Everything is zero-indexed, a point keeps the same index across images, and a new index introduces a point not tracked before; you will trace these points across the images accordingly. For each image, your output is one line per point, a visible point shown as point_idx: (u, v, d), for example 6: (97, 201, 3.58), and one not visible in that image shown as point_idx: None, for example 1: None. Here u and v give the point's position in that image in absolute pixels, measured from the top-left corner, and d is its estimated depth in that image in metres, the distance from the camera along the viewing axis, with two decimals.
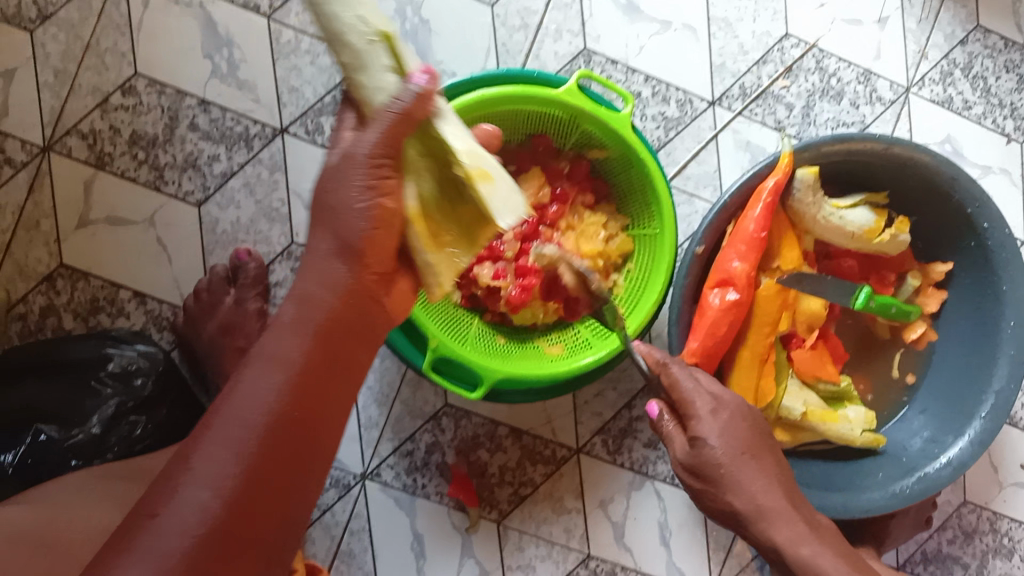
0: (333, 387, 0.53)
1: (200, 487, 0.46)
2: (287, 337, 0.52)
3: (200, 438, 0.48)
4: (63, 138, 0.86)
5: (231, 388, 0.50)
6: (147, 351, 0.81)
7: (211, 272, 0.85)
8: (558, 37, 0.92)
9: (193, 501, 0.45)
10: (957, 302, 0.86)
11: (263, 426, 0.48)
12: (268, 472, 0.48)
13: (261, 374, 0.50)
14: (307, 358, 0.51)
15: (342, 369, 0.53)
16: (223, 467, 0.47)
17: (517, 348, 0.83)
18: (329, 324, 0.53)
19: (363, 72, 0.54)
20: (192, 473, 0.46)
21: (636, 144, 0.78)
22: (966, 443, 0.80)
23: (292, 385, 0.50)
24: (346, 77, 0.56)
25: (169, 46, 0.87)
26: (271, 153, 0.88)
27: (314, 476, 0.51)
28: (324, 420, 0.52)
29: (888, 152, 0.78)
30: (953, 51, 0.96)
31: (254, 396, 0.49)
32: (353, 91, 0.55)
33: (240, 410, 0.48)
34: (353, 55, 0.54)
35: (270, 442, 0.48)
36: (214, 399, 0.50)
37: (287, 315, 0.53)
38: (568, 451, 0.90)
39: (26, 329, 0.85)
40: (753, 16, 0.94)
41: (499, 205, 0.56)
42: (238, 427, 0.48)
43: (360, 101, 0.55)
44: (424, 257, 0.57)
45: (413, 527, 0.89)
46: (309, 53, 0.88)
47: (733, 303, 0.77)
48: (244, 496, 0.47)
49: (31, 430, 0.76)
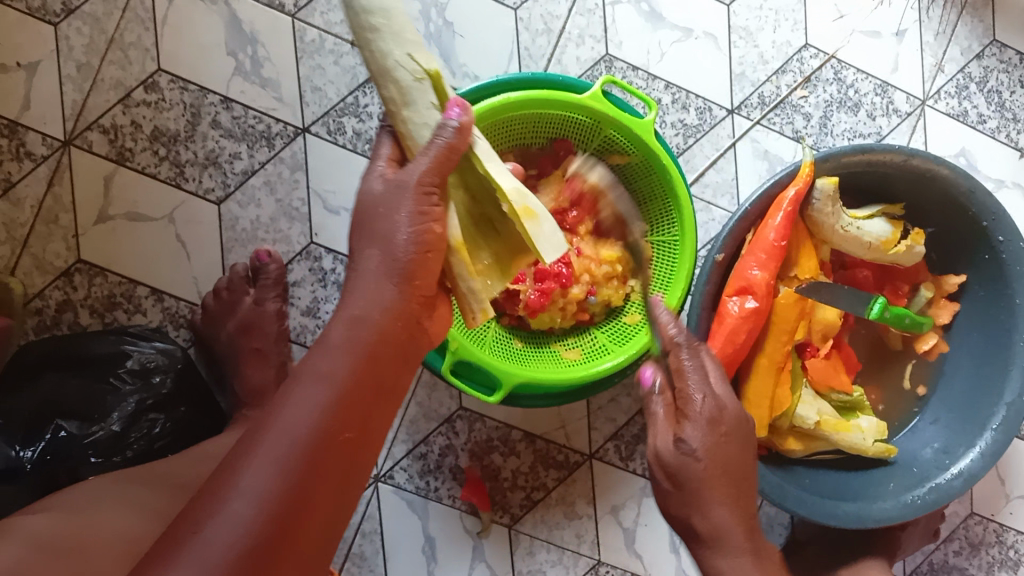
0: (374, 409, 0.54)
1: (245, 500, 0.45)
2: (336, 356, 0.53)
3: (245, 452, 0.48)
4: (84, 133, 0.86)
5: (277, 403, 0.50)
6: (165, 348, 0.82)
7: (232, 272, 0.85)
8: (580, 42, 0.93)
9: (239, 515, 0.45)
10: (969, 313, 0.86)
11: (310, 443, 0.48)
12: (311, 488, 0.48)
13: (310, 391, 0.50)
14: (355, 378, 0.52)
15: (385, 393, 0.55)
16: (268, 481, 0.46)
17: (534, 353, 0.83)
18: (377, 345, 0.54)
19: (409, 108, 0.59)
20: (238, 487, 0.46)
21: (658, 150, 0.78)
22: (978, 455, 0.80)
23: (339, 404, 0.51)
24: (390, 109, 0.60)
25: (194, 42, 0.87)
26: (292, 152, 0.88)
27: (350, 496, 0.51)
28: (365, 441, 0.53)
29: (907, 163, 0.78)
30: (969, 64, 0.97)
31: (302, 411, 0.49)
32: (397, 124, 0.60)
33: (288, 425, 0.48)
34: (400, 90, 0.59)
35: (316, 458, 0.48)
36: (260, 415, 0.50)
37: (336, 334, 0.54)
38: (581, 456, 0.90)
39: (42, 323, 0.85)
40: (773, 25, 0.95)
41: (544, 242, 0.60)
42: (286, 441, 0.48)
43: (404, 134, 0.60)
44: (468, 284, 0.61)
45: (425, 530, 0.89)
46: (332, 52, 0.88)
47: (752, 311, 0.77)
48: (288, 512, 0.46)
49: (50, 426, 0.76)
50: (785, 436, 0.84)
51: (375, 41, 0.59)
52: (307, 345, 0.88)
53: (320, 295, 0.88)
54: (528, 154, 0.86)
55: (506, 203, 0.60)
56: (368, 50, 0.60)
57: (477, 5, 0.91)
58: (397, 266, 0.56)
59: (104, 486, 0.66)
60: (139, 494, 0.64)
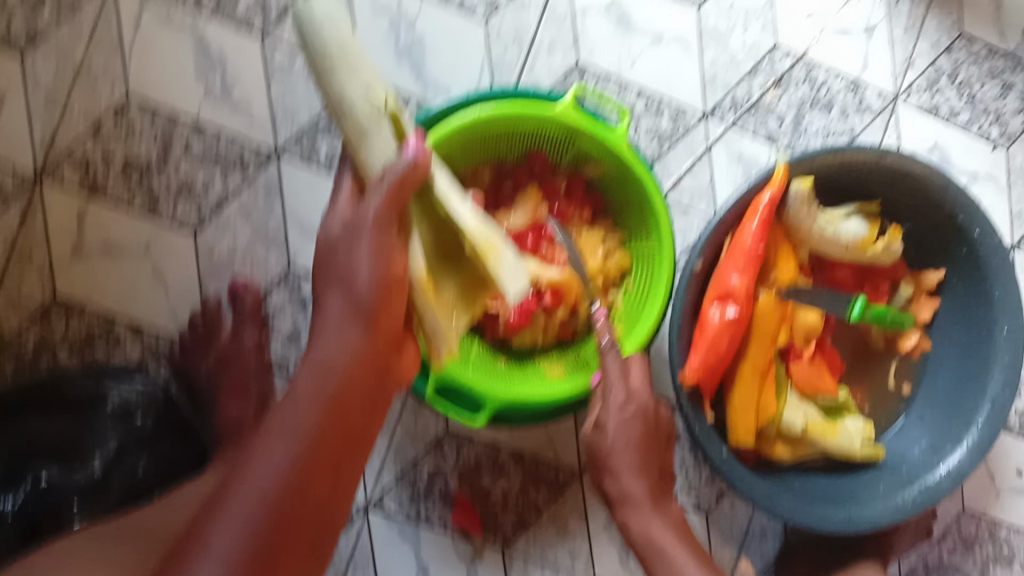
0: (340, 463, 0.56)
1: (214, 561, 0.47)
2: (304, 411, 0.56)
3: (214, 512, 0.50)
4: (56, 166, 0.85)
5: (248, 461, 0.53)
6: (146, 389, 0.81)
7: (204, 305, 0.85)
8: (551, 52, 0.92)
9: (205, 574, 0.46)
10: (950, 308, 0.86)
11: (276, 499, 0.51)
12: (281, 545, 0.50)
13: (275, 450, 0.53)
14: (319, 433, 0.55)
15: (351, 445, 0.58)
16: (238, 540, 0.48)
17: (517, 369, 0.83)
18: (345, 396, 0.58)
19: (366, 141, 0.61)
20: (209, 547, 0.48)
21: (631, 160, 0.78)
22: (965, 451, 0.80)
23: (307, 460, 0.54)
24: (349, 143, 0.63)
25: (162, 68, 0.86)
26: (266, 177, 0.87)
27: (320, 549, 0.54)
28: (334, 494, 0.56)
29: (880, 162, 0.78)
30: (939, 59, 0.97)
31: (271, 468, 0.52)
32: (355, 157, 0.62)
33: (254, 483, 0.51)
34: (358, 123, 0.62)
35: (285, 515, 0.51)
36: (230, 476, 0.53)
37: (304, 388, 0.57)
38: (571, 473, 0.89)
39: (22, 364, 0.84)
40: (743, 25, 0.95)
41: (507, 274, 0.66)
42: (258, 499, 0.50)
43: (363, 167, 0.62)
44: (433, 318, 0.66)
45: (417, 558, 0.88)
46: (304, 74, 0.87)
47: (733, 319, 0.77)
48: (260, 569, 0.48)
49: (29, 475, 0.76)
50: (773, 442, 0.84)
51: (334, 75, 0.61)
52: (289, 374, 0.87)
53: (302, 323, 0.87)
54: (503, 169, 0.86)
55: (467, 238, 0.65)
56: (327, 84, 0.62)
57: (445, 20, 0.91)
58: (359, 306, 0.58)
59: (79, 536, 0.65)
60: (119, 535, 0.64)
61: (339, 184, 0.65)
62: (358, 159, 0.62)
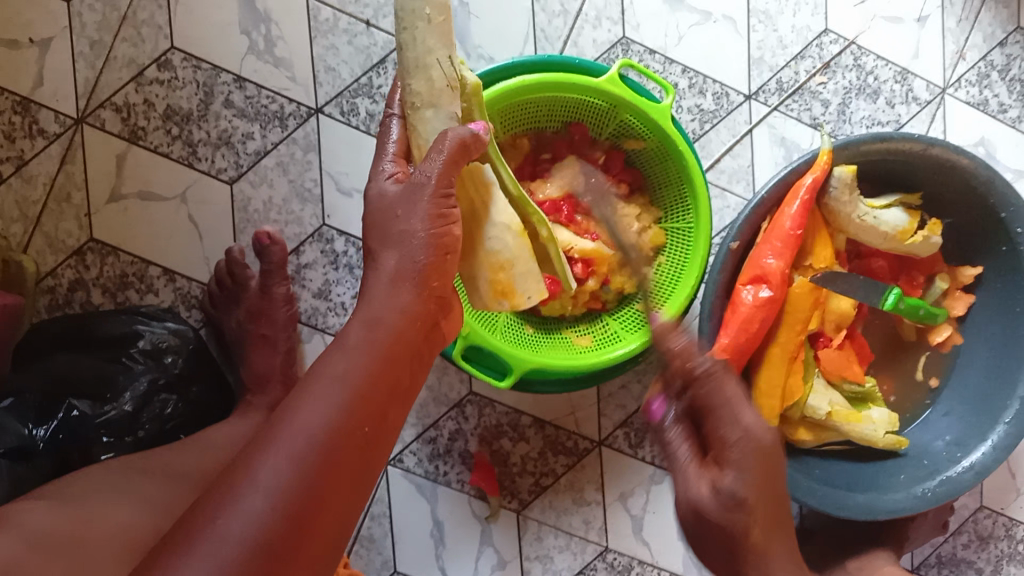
0: (391, 407, 0.54)
1: (261, 495, 0.46)
2: (353, 356, 0.54)
3: (261, 445, 0.48)
4: (96, 111, 0.85)
5: (293, 402, 0.51)
6: (177, 328, 0.82)
7: (227, 254, 0.84)
8: (597, 24, 0.91)
9: (249, 510, 0.45)
10: (986, 306, 0.85)
11: (324, 440, 0.49)
12: (326, 481, 0.48)
13: (328, 391, 0.51)
14: (370, 377, 0.53)
15: (401, 391, 0.56)
16: (283, 474, 0.47)
17: (544, 340, 0.83)
18: (393, 349, 0.55)
19: (432, 107, 0.62)
20: (254, 481, 0.46)
21: (676, 137, 0.77)
22: (989, 448, 0.79)
23: (355, 402, 0.52)
24: (412, 100, 0.63)
25: (207, 19, 0.87)
26: (305, 133, 0.87)
27: (359, 497, 0.51)
28: (380, 436, 0.53)
29: (927, 152, 0.77)
30: (991, 52, 0.96)
31: (317, 408, 0.50)
32: (412, 117, 0.63)
33: (302, 423, 0.49)
34: (430, 87, 0.62)
35: (333, 454, 0.49)
36: (275, 414, 0.50)
37: (353, 335, 0.55)
38: (590, 443, 0.90)
39: (54, 302, 0.85)
40: (794, 9, 0.94)
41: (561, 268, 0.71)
42: (301, 437, 0.48)
43: (418, 136, 0.63)
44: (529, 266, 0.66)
45: (433, 514, 0.89)
46: (347, 32, 0.87)
47: (766, 300, 0.76)
48: (302, 504, 0.47)
49: (63, 405, 0.76)
50: (796, 426, 0.83)
51: (420, 33, 0.62)
52: (318, 327, 0.88)
53: (332, 278, 0.88)
54: (542, 138, 0.85)
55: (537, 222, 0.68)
56: (408, 42, 0.62)
57: None
58: (405, 271, 0.57)
59: (108, 474, 0.67)
60: (146, 482, 0.66)
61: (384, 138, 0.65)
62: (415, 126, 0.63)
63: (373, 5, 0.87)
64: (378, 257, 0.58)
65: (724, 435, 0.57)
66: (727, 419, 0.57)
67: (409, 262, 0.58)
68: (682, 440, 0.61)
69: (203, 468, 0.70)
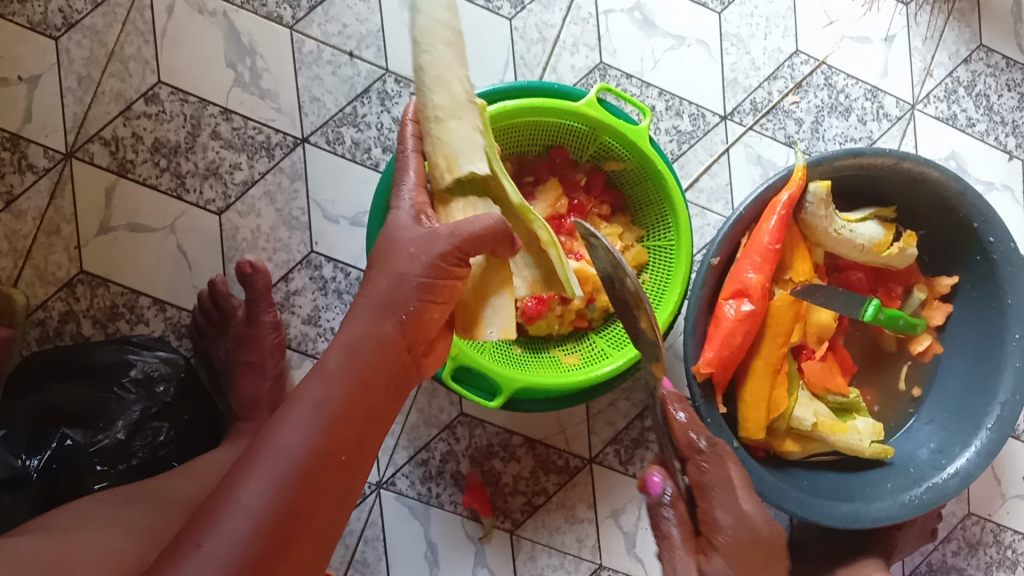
0: (370, 429, 0.55)
1: (243, 518, 0.47)
2: (333, 379, 0.54)
3: (243, 468, 0.49)
4: (85, 145, 0.87)
5: (274, 424, 0.52)
6: (168, 356, 0.83)
7: (210, 284, 0.84)
8: (574, 51, 0.94)
9: (232, 533, 0.46)
10: (962, 314, 0.87)
11: (305, 464, 0.50)
12: (307, 503, 0.49)
13: (309, 414, 0.52)
14: (349, 400, 0.54)
15: (379, 413, 0.57)
16: (265, 497, 0.48)
17: (532, 359, 0.84)
18: (373, 372, 0.56)
19: (454, 119, 0.65)
20: (237, 504, 0.47)
21: (653, 156, 0.79)
22: (973, 454, 0.81)
23: (335, 426, 0.52)
24: (433, 113, 0.65)
25: (193, 54, 0.88)
26: (292, 162, 0.89)
27: (339, 517, 0.53)
28: (360, 458, 0.54)
29: (898, 167, 0.79)
30: (957, 69, 0.99)
31: (297, 432, 0.51)
32: (434, 128, 0.65)
33: (283, 447, 0.50)
34: (452, 101, 0.65)
35: (314, 476, 0.50)
36: (256, 437, 0.51)
37: (333, 359, 0.55)
38: (581, 461, 0.91)
39: (44, 334, 0.85)
40: (765, 32, 0.97)
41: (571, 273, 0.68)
42: (281, 460, 0.49)
43: (444, 148, 0.64)
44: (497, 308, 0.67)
45: (427, 536, 0.89)
46: (330, 63, 0.89)
47: (748, 314, 0.78)
48: (283, 527, 0.48)
49: (56, 434, 0.77)
50: (783, 438, 0.84)
51: (439, 55, 0.66)
52: (307, 353, 0.89)
53: (321, 304, 0.89)
54: (524, 163, 0.87)
55: (543, 232, 0.68)
56: (426, 62, 0.66)
57: (472, 14, 0.92)
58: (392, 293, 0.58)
59: (98, 504, 0.67)
60: (135, 511, 0.66)
61: (401, 170, 0.64)
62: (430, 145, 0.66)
63: (355, 37, 0.90)
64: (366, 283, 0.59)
65: (715, 517, 0.62)
66: (721, 501, 0.62)
67: (393, 284, 0.58)
68: (675, 520, 0.62)
69: (193, 497, 0.70)
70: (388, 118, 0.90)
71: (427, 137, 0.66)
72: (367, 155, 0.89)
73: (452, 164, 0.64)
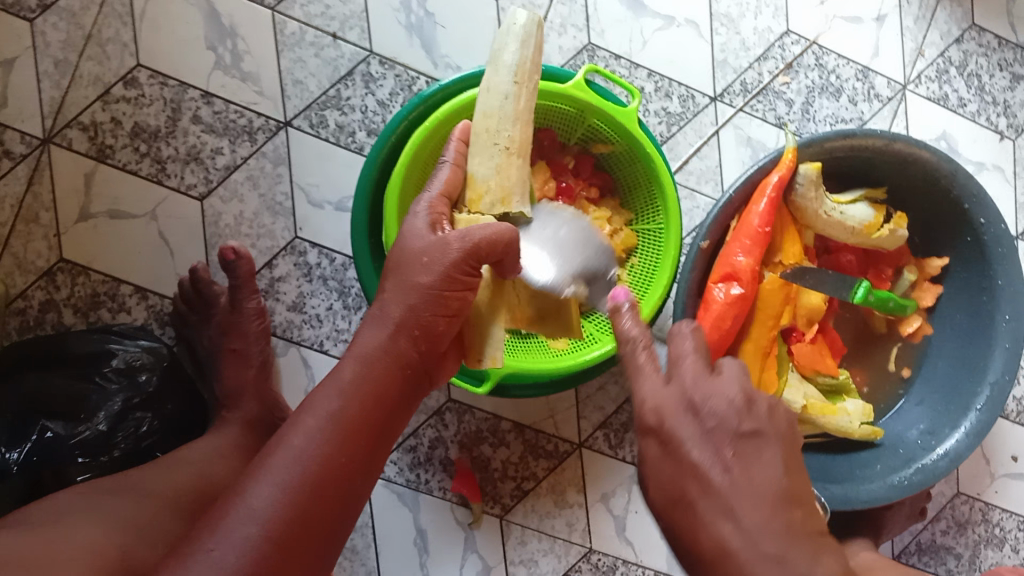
0: (378, 440, 0.56)
1: (251, 522, 0.47)
2: (346, 389, 0.55)
3: (253, 474, 0.50)
4: (63, 130, 0.85)
5: (286, 430, 0.53)
6: (150, 346, 0.82)
7: (192, 271, 0.83)
8: (562, 31, 0.92)
9: (240, 536, 0.46)
10: (952, 297, 0.87)
11: (313, 471, 0.50)
12: (314, 511, 0.50)
13: (318, 423, 0.53)
14: (362, 411, 0.55)
15: (388, 428, 0.58)
16: (275, 502, 0.48)
17: (521, 345, 0.83)
18: (385, 385, 0.57)
19: (522, 160, 0.67)
20: (247, 509, 0.48)
21: (641, 139, 0.78)
22: (962, 435, 0.81)
23: (345, 436, 0.53)
24: (508, 148, 0.65)
25: (172, 36, 0.87)
26: (275, 147, 0.87)
27: (343, 528, 0.53)
28: (367, 467, 0.55)
29: (889, 148, 0.78)
30: (949, 49, 0.98)
31: (310, 440, 0.52)
32: (506, 162, 0.65)
33: (294, 455, 0.51)
34: (523, 144, 0.67)
35: (322, 485, 0.51)
36: (266, 446, 0.52)
37: (349, 371, 0.56)
38: (570, 445, 0.90)
39: (25, 323, 0.84)
40: (755, 12, 0.95)
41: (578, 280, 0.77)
42: (292, 467, 0.50)
43: (506, 181, 0.66)
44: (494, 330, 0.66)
45: (416, 522, 0.89)
46: (313, 45, 0.88)
47: (737, 297, 0.77)
48: (291, 533, 0.48)
49: (36, 426, 0.75)
50: None
51: (521, 96, 0.67)
52: (292, 340, 0.88)
53: (306, 290, 0.88)
54: None
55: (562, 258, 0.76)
56: (514, 98, 0.66)
57: None
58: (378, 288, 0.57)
59: (80, 494, 0.67)
60: (117, 502, 0.65)
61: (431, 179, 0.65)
62: (476, 165, 0.66)
63: (339, 18, 0.88)
64: (383, 298, 0.59)
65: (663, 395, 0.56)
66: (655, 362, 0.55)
67: None
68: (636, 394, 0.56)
69: (176, 487, 0.70)
70: (372, 101, 0.88)
71: (490, 162, 0.65)
72: (351, 139, 0.88)
73: (506, 197, 0.66)
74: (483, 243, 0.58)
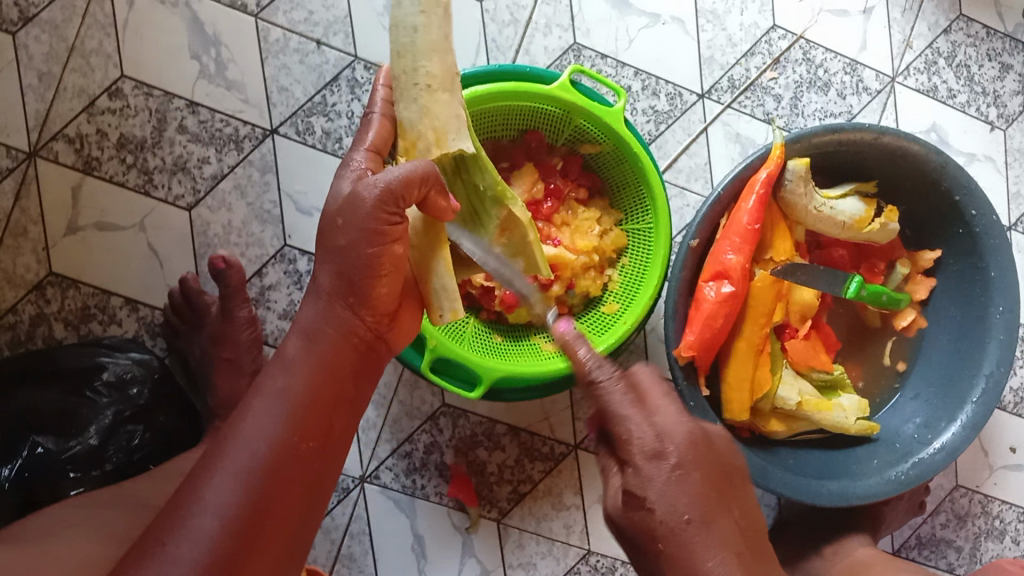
0: (334, 420, 0.58)
1: (209, 514, 0.49)
2: (294, 372, 0.57)
3: (207, 468, 0.51)
4: (49, 143, 0.85)
5: (236, 420, 0.54)
6: (141, 358, 0.81)
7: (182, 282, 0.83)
8: (547, 32, 0.92)
9: (200, 530, 0.48)
10: (945, 289, 0.87)
11: (269, 456, 0.52)
12: (274, 494, 0.51)
13: (269, 407, 0.54)
14: (312, 389, 0.57)
15: (345, 401, 0.60)
16: (232, 492, 0.50)
17: (513, 347, 0.83)
18: (334, 360, 0.59)
19: (448, 91, 0.63)
20: (203, 502, 0.49)
21: (629, 139, 0.78)
22: (958, 428, 0.80)
23: (298, 417, 0.55)
24: (428, 83, 0.62)
25: (155, 46, 0.86)
26: (261, 155, 0.87)
27: (309, 506, 0.55)
28: (326, 443, 0.57)
29: (877, 141, 0.78)
30: (937, 40, 0.97)
31: (261, 424, 0.53)
32: (428, 97, 0.63)
33: (248, 443, 0.52)
34: (445, 76, 0.63)
35: (279, 468, 0.52)
36: (222, 434, 0.54)
37: (292, 349, 0.58)
38: (566, 447, 0.90)
39: (16, 338, 0.84)
40: (741, 7, 0.95)
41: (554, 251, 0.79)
42: (245, 455, 0.52)
43: (435, 120, 0.63)
44: (442, 279, 0.65)
45: (413, 528, 0.88)
46: (298, 51, 0.87)
47: (728, 295, 0.76)
48: (250, 522, 0.50)
49: (27, 442, 0.76)
50: (768, 418, 0.84)
51: (430, 23, 0.62)
52: None
53: (297, 298, 0.87)
54: (498, 148, 0.85)
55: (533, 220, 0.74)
56: (423, 23, 0.62)
57: None
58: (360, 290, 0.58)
59: (75, 508, 0.66)
60: (110, 515, 0.65)
61: (362, 130, 0.65)
62: (402, 110, 0.64)
63: (322, 24, 0.87)
64: (353, 281, 0.58)
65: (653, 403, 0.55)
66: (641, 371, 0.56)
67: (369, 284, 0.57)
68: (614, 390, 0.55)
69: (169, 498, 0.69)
70: (358, 107, 0.88)
71: (414, 103, 0.63)
72: (339, 144, 0.88)
73: (440, 138, 0.63)
74: (397, 183, 0.56)
